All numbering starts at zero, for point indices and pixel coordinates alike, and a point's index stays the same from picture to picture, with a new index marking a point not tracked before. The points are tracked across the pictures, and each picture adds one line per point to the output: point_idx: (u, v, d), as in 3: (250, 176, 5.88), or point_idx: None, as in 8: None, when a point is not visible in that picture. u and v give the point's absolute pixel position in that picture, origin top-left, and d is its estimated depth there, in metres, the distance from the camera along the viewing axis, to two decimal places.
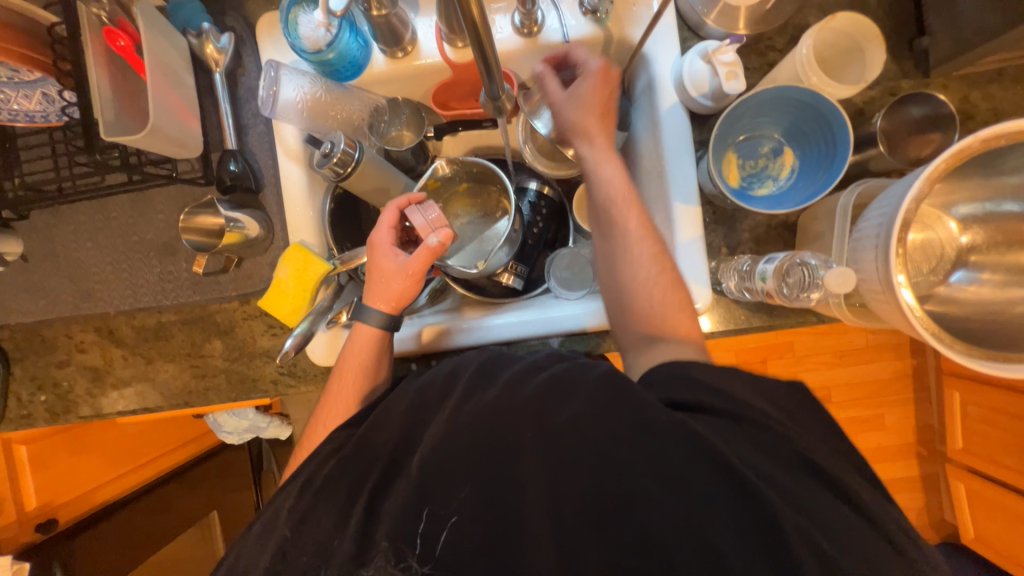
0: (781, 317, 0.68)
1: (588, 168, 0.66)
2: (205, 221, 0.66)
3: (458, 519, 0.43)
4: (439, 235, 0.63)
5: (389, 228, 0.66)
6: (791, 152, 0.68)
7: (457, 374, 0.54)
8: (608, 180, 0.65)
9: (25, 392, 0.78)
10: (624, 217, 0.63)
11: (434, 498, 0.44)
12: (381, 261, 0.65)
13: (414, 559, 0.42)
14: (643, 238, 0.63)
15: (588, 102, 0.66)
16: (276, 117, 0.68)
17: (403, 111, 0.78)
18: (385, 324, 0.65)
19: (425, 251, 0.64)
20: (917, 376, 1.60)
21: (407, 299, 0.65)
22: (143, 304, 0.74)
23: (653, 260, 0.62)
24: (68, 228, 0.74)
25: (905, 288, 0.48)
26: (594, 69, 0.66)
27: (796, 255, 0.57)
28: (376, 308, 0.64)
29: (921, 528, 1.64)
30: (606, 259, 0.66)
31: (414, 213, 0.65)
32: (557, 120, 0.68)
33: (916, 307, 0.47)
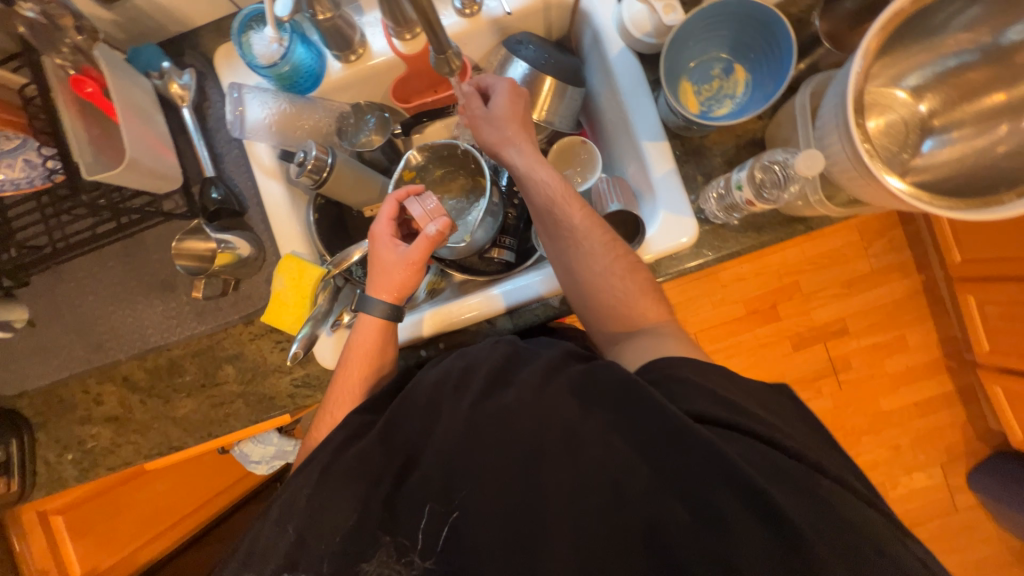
0: (770, 232, 0.69)
1: (521, 175, 0.67)
2: (195, 246, 0.68)
3: (460, 514, 0.47)
4: (438, 224, 0.64)
5: (389, 219, 0.67)
6: (741, 68, 0.69)
7: (472, 369, 0.54)
8: (545, 181, 0.66)
9: (53, 454, 0.79)
10: (567, 214, 0.65)
11: (438, 493, 0.48)
12: (382, 252, 0.66)
13: (415, 554, 0.47)
14: (591, 229, 0.64)
15: (506, 114, 0.68)
16: (247, 137, 0.71)
17: (368, 116, 0.80)
18: (388, 315, 0.65)
19: (425, 241, 0.65)
20: (930, 290, 1.58)
21: (410, 288, 0.66)
22: (152, 344, 0.76)
23: (603, 248, 0.63)
24: (70, 286, 0.77)
25: (890, 175, 0.49)
26: (505, 85, 0.68)
27: (764, 158, 0.60)
28: (378, 298, 0.65)
29: (969, 442, 1.60)
30: (558, 255, 0.66)
31: (413, 205, 0.66)
32: (480, 137, 0.70)
33: (905, 188, 0.49)
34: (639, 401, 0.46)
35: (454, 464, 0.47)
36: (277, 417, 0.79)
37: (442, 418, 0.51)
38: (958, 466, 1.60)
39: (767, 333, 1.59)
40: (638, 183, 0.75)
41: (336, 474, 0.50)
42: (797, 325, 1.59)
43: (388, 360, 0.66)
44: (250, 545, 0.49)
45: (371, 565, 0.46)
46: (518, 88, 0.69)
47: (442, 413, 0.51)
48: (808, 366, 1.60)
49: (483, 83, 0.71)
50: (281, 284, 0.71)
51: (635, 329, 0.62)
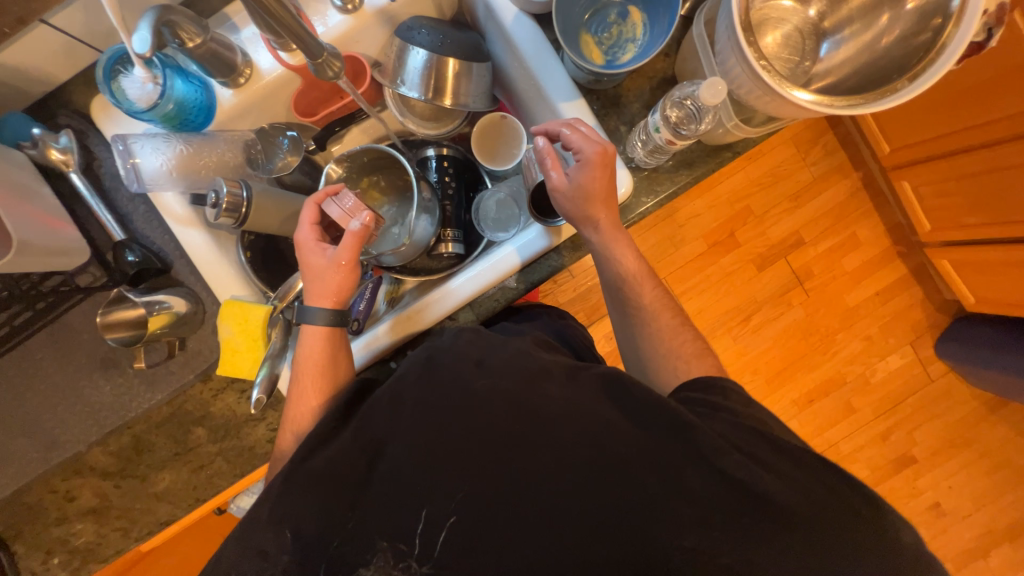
0: (701, 166, 0.69)
1: (597, 252, 0.66)
2: (126, 314, 0.65)
3: (457, 518, 0.45)
4: (360, 219, 0.62)
5: (311, 225, 0.65)
6: (636, 10, 0.68)
7: (434, 361, 0.53)
8: (618, 259, 0.66)
9: (36, 563, 0.75)
10: (638, 294, 0.68)
11: (428, 497, 0.46)
12: (309, 259, 0.64)
13: (413, 558, 0.45)
14: (659, 312, 0.67)
15: (590, 193, 0.61)
16: (148, 188, 0.66)
17: (277, 139, 0.77)
18: (333, 321, 0.64)
19: (351, 239, 0.62)
20: (868, 185, 1.65)
21: (347, 291, 0.65)
22: (110, 426, 0.72)
23: (672, 330, 0.66)
24: (3, 388, 0.71)
25: (795, 90, 0.50)
26: (595, 154, 0.59)
27: (673, 98, 0.61)
28: (314, 306, 0.64)
29: (931, 317, 1.70)
30: (617, 306, 0.71)
31: (331, 205, 0.64)
32: (560, 207, 0.65)
33: (812, 99, 0.50)
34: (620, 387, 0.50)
35: (436, 466, 0.47)
36: (264, 465, 0.77)
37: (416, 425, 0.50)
38: (926, 340, 1.70)
39: (731, 261, 1.64)
40: None
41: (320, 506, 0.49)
42: (756, 247, 1.64)
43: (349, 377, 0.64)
44: None
45: (370, 569, 0.45)
46: (607, 150, 0.61)
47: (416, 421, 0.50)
48: (774, 282, 1.66)
49: (568, 138, 0.61)
50: (228, 331, 0.68)
51: None
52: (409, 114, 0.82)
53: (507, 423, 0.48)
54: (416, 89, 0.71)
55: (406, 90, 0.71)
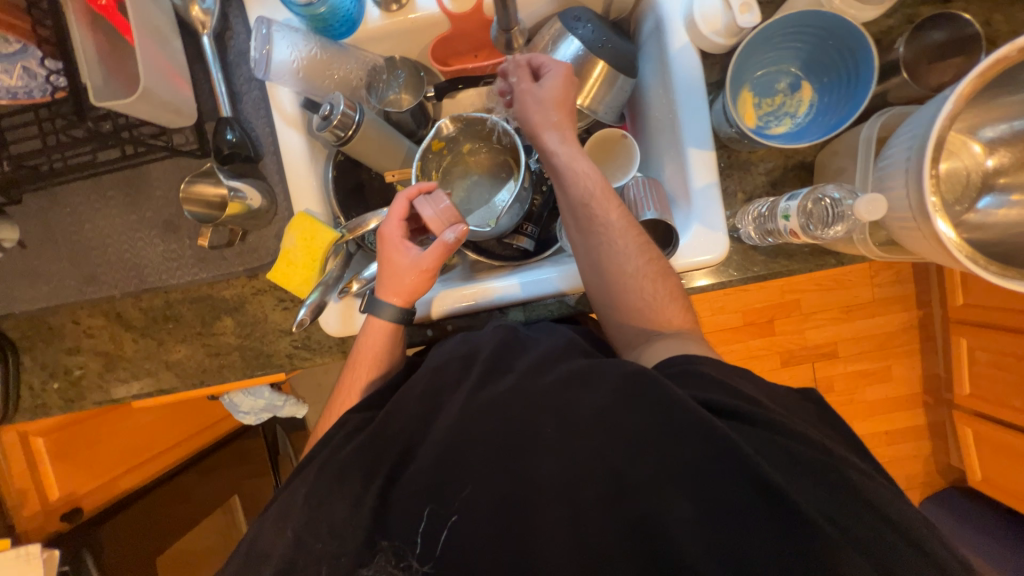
0: (801, 262, 0.67)
1: (560, 164, 0.63)
2: (205, 191, 0.66)
3: (459, 517, 0.44)
4: (455, 231, 0.61)
5: (399, 220, 0.63)
6: (809, 87, 0.65)
7: (471, 359, 0.54)
8: (584, 174, 0.62)
9: (38, 380, 0.77)
10: (604, 210, 0.62)
11: (438, 500, 0.45)
12: (394, 255, 0.62)
13: (414, 557, 0.44)
14: (627, 229, 0.61)
15: (552, 95, 0.63)
16: (271, 79, 0.66)
17: (400, 71, 0.74)
18: (398, 318, 0.63)
19: (440, 248, 0.61)
20: (924, 327, 1.60)
21: (420, 294, 0.63)
22: (150, 285, 0.72)
23: (638, 248, 0.61)
24: (65, 211, 0.72)
25: (941, 219, 0.47)
26: (560, 67, 0.64)
27: (818, 190, 0.57)
28: (388, 301, 0.63)
29: (928, 475, 1.66)
30: (580, 228, 0.63)
31: (426, 206, 0.62)
32: (521, 115, 0.65)
33: (953, 238, 0.46)
34: (653, 394, 0.44)
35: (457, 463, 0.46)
36: (273, 374, 0.78)
37: (446, 409, 0.50)
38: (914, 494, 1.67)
39: (760, 346, 1.60)
40: (673, 188, 0.72)
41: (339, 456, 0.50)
42: (789, 343, 1.61)
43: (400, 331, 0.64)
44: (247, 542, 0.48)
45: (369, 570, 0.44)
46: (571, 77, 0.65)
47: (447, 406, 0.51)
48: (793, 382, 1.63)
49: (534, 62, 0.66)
50: (291, 241, 0.68)
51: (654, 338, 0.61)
52: None
53: None
54: None
55: None
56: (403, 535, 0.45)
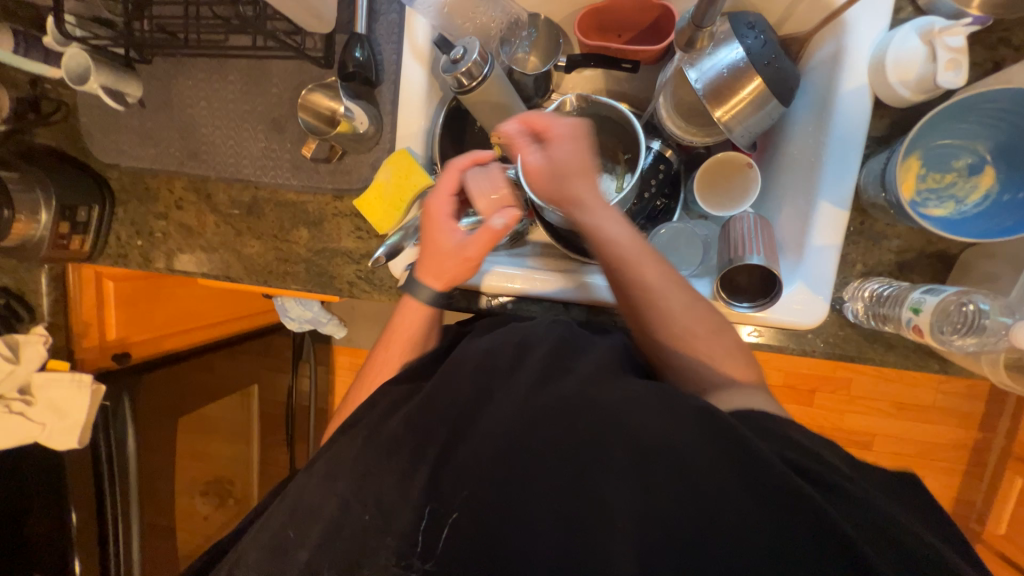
0: (900, 357, 0.61)
1: (591, 232, 0.58)
2: (320, 101, 0.68)
3: (458, 518, 0.43)
4: (505, 218, 0.57)
5: (449, 195, 0.60)
6: (991, 174, 0.57)
7: (527, 348, 0.52)
8: (617, 239, 0.57)
9: (124, 233, 0.82)
10: (644, 274, 0.57)
11: (439, 492, 0.44)
12: (438, 233, 0.60)
13: (415, 558, 0.43)
14: (673, 289, 0.57)
15: (564, 159, 0.57)
16: (414, 7, 0.64)
17: (536, 31, 0.72)
18: (436, 300, 0.63)
19: (486, 233, 0.58)
20: (978, 451, 1.46)
21: (458, 280, 0.61)
22: (244, 175, 0.75)
23: (686, 304, 0.56)
24: (187, 82, 0.74)
25: None
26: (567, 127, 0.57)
27: (968, 294, 0.50)
28: (428, 283, 0.62)
29: None
30: (620, 294, 0.59)
31: (480, 180, 0.60)
32: (536, 187, 0.59)
33: None
34: (729, 452, 0.40)
35: None
36: (329, 295, 0.79)
37: (490, 394, 0.48)
38: None
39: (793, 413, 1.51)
40: (785, 235, 0.66)
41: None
42: (824, 420, 1.51)
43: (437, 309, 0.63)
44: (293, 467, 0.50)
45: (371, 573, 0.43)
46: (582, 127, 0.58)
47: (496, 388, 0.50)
48: None
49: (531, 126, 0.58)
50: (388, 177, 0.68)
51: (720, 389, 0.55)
52: (671, 98, 0.69)
53: None
54: (701, 82, 0.61)
55: (692, 75, 0.62)
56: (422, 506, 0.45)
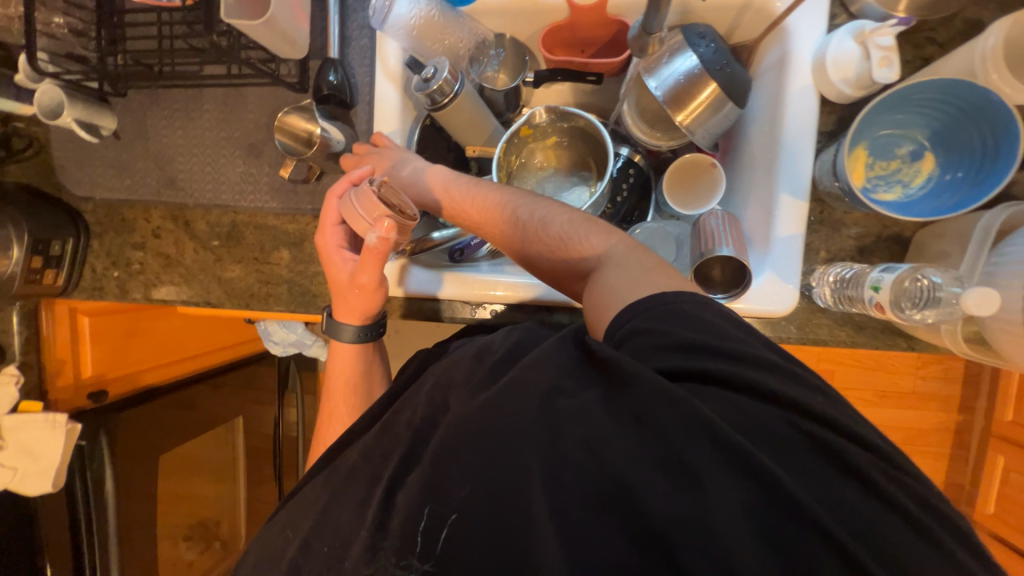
0: (869, 338, 0.63)
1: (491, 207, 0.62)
2: (295, 124, 0.67)
3: (458, 517, 0.40)
4: (376, 231, 0.57)
5: (333, 228, 0.65)
6: (932, 159, 0.61)
7: (495, 353, 0.51)
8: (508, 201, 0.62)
9: (100, 265, 0.81)
10: (545, 216, 0.59)
11: (438, 494, 0.41)
12: (330, 266, 0.64)
13: (415, 557, 0.40)
14: (575, 220, 0.59)
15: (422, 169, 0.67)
16: (385, 31, 0.67)
17: (504, 50, 0.74)
18: (361, 336, 0.67)
19: (368, 252, 0.58)
20: (959, 433, 1.50)
21: (370, 309, 0.64)
22: (223, 201, 0.75)
23: (597, 232, 0.57)
24: (162, 113, 0.75)
25: None
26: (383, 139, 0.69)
27: (919, 269, 0.53)
28: (347, 323, 0.66)
29: None
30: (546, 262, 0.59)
31: (351, 200, 0.61)
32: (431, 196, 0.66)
33: None
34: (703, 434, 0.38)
35: None
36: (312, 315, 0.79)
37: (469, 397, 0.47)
38: None
39: None
40: (752, 228, 0.69)
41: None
42: None
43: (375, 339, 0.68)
44: None
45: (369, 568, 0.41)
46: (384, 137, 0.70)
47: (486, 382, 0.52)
48: None
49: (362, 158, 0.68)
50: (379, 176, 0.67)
51: None
52: (634, 107, 0.73)
53: None
54: (661, 90, 0.65)
55: (652, 84, 0.65)
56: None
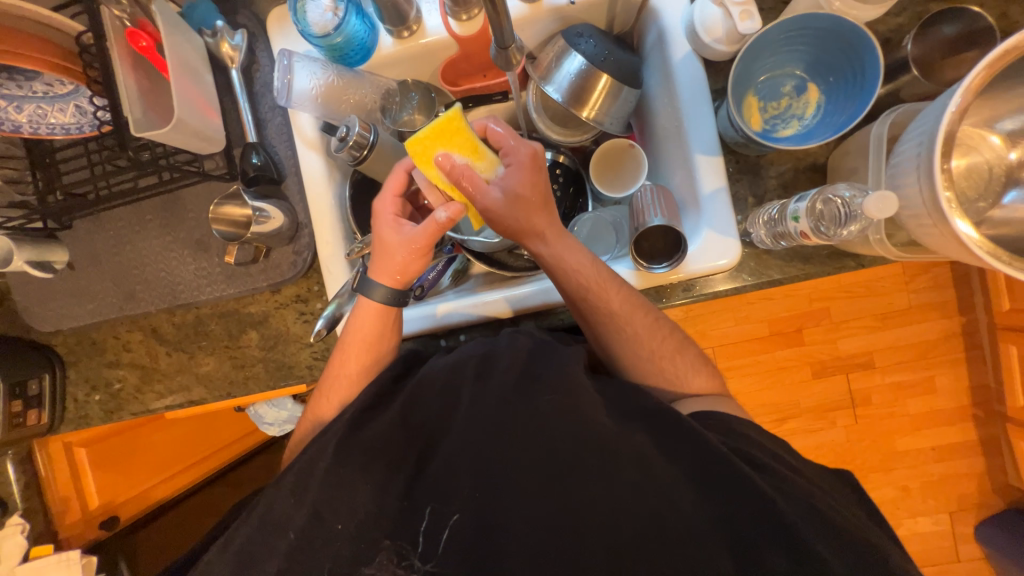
0: (817, 265, 0.65)
1: (550, 266, 0.63)
2: (233, 212, 0.69)
3: (459, 517, 0.51)
4: (448, 210, 0.61)
5: (393, 197, 0.65)
6: (815, 88, 0.67)
7: (459, 373, 0.57)
8: (577, 268, 0.62)
9: (80, 392, 0.82)
10: (605, 300, 0.62)
11: (440, 496, 0.52)
12: (382, 228, 0.65)
13: (415, 557, 0.50)
14: (632, 314, 0.63)
15: (523, 193, 0.60)
16: (292, 106, 0.71)
17: (413, 94, 0.77)
18: (391, 299, 0.65)
19: (432, 225, 0.62)
20: (968, 334, 1.46)
21: (411, 273, 0.65)
22: (182, 300, 0.77)
23: (647, 330, 0.63)
24: (109, 234, 0.78)
25: (961, 220, 0.46)
26: (526, 154, 0.61)
27: (828, 191, 0.56)
28: (381, 284, 0.65)
29: (983, 495, 1.51)
30: (584, 317, 0.65)
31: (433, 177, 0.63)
32: (497, 224, 0.62)
33: (975, 236, 0.45)
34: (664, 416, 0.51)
35: None
36: (294, 386, 0.80)
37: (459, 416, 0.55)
38: (969, 516, 1.53)
39: (787, 356, 1.50)
40: (683, 193, 0.71)
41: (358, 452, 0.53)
42: (819, 354, 1.50)
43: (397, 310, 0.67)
44: (263, 514, 0.51)
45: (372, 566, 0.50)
46: (539, 154, 0.62)
47: (463, 392, 0.56)
48: (825, 395, 1.51)
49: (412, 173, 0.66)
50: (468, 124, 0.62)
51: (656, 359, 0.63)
52: (542, 112, 0.77)
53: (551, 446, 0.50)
54: (560, 93, 0.69)
55: (550, 90, 0.69)
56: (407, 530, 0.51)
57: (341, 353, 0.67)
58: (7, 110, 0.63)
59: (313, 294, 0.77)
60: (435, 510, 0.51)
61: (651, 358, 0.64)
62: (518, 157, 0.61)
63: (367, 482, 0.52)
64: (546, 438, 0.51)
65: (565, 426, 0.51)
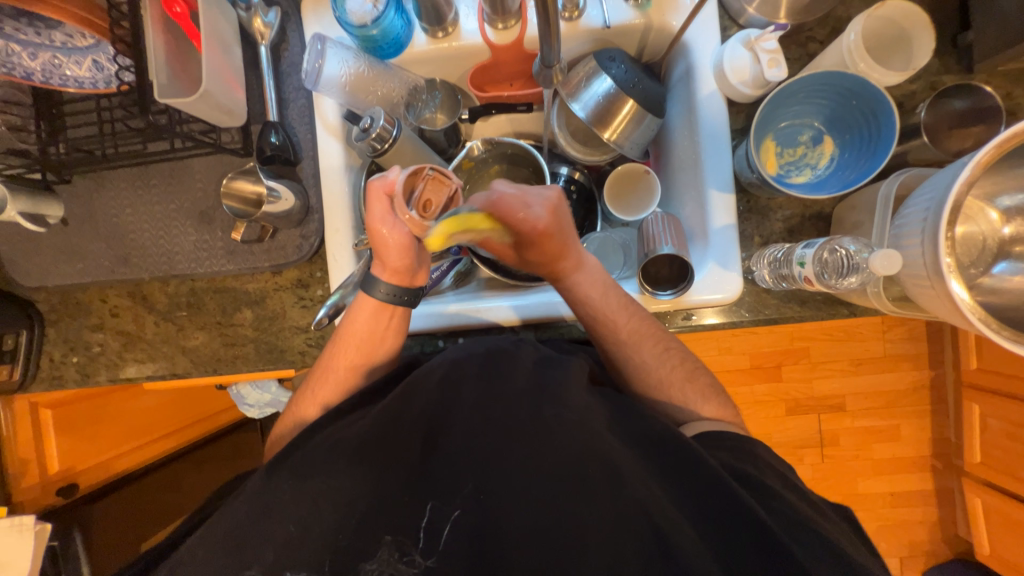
0: (813, 309, 0.68)
1: (568, 298, 0.66)
2: (244, 188, 0.70)
3: (460, 513, 0.51)
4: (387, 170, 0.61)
5: None
6: (830, 141, 0.71)
7: (454, 379, 0.58)
8: (591, 299, 0.65)
9: (58, 353, 0.79)
10: (615, 327, 0.65)
11: (442, 495, 0.52)
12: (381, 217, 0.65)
13: (416, 553, 0.49)
14: (637, 338, 0.65)
15: (533, 253, 0.63)
16: (319, 90, 0.70)
17: (438, 92, 0.79)
18: (394, 297, 0.64)
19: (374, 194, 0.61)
20: (936, 389, 1.52)
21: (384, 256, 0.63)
22: (178, 271, 0.75)
23: (653, 359, 0.65)
24: (109, 194, 0.76)
25: (955, 281, 0.48)
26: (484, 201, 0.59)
27: (834, 241, 0.58)
28: (384, 279, 0.64)
29: (931, 543, 1.57)
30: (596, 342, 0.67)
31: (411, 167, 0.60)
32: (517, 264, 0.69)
33: (967, 299, 0.48)
34: (658, 444, 0.53)
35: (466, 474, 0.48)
36: (283, 370, 0.79)
37: (455, 421, 0.55)
38: (917, 561, 1.58)
39: (764, 391, 1.54)
40: (692, 225, 0.73)
41: (353, 444, 0.53)
42: (796, 392, 1.54)
43: (408, 307, 0.66)
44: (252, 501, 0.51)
45: (373, 564, 0.49)
46: (549, 229, 0.61)
47: (462, 396, 0.56)
48: (797, 433, 1.56)
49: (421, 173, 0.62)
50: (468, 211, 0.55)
51: (652, 384, 0.65)
52: (564, 127, 0.80)
53: (545, 462, 0.51)
54: (586, 111, 0.70)
55: (576, 107, 0.70)
56: (405, 520, 0.51)
57: (336, 346, 0.66)
58: (20, 55, 0.61)
59: (315, 280, 0.76)
60: (436, 509, 0.51)
61: (647, 381, 0.65)
62: (530, 235, 0.61)
63: (360, 477, 0.52)
64: (541, 451, 0.52)
65: (563, 442, 0.51)
